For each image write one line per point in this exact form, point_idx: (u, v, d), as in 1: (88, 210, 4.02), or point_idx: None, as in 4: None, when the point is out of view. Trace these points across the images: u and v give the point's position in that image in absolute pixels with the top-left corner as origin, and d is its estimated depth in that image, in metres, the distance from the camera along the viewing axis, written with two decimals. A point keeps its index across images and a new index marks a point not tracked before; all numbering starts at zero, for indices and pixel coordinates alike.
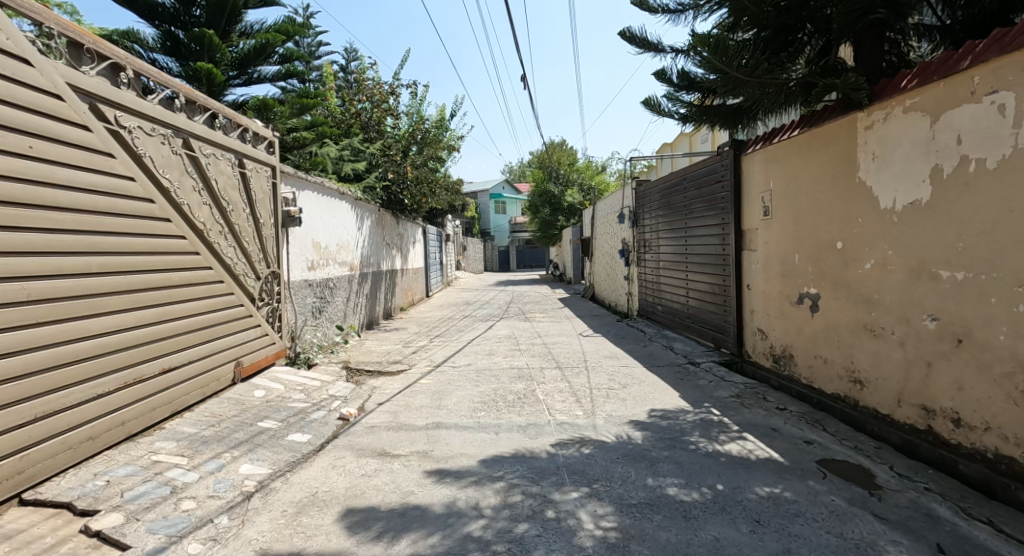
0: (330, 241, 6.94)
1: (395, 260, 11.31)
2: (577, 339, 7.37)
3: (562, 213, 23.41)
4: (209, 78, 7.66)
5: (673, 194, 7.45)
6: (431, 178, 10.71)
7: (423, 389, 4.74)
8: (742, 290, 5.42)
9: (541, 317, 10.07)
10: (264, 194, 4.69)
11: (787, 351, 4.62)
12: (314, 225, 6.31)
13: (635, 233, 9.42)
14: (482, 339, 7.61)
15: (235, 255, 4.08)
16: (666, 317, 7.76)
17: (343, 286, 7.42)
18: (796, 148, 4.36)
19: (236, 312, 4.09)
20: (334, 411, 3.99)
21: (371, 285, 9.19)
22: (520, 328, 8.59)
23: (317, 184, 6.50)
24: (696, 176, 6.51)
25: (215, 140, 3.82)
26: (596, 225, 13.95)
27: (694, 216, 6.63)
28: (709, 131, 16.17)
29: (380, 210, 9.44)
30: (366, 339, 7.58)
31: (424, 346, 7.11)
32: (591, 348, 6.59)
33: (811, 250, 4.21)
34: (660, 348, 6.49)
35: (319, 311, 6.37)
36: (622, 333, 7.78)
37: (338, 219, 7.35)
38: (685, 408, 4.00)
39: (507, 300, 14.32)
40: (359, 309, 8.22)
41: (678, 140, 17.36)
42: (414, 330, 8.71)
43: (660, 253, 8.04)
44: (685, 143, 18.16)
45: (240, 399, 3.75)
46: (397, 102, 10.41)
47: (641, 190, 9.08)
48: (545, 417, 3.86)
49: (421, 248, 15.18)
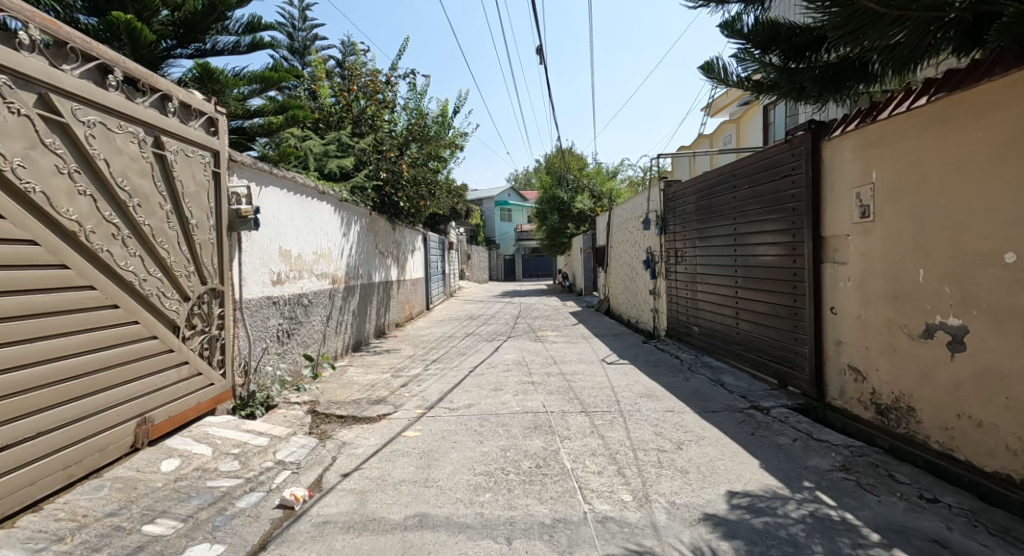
0: (302, 249, 5.78)
1: (389, 270, 10.15)
2: (600, 367, 6.15)
3: (572, 220, 22.28)
4: (132, 33, 6.60)
5: (715, 193, 6.26)
6: (428, 178, 9.57)
7: (407, 449, 3.54)
8: (823, 313, 4.22)
9: (555, 337, 8.85)
10: (199, 187, 3.54)
11: (900, 402, 3.40)
12: (279, 230, 5.16)
13: (663, 242, 8.23)
14: (486, 366, 6.41)
15: (142, 268, 2.92)
16: (707, 342, 6.53)
17: (320, 303, 6.24)
18: (920, 124, 3.19)
19: (142, 348, 2.92)
20: (275, 493, 2.80)
21: (360, 300, 8.02)
22: (530, 352, 7.38)
23: (287, 180, 5.36)
24: (750, 171, 5.33)
25: (110, 105, 2.68)
26: (613, 232, 12.75)
27: (746, 219, 5.45)
28: (734, 131, 15.08)
29: (370, 213, 8.29)
30: (349, 367, 6.39)
31: (416, 377, 5.91)
32: (620, 383, 5.37)
33: (948, 264, 3.02)
34: (706, 383, 5.27)
35: (285, 335, 5.21)
36: (653, 360, 6.57)
37: (316, 223, 6.19)
38: (779, 492, 2.78)
39: (514, 314, 13.15)
40: (341, 330, 7.04)
41: (698, 143, 16.25)
42: (408, 353, 7.52)
43: (697, 264, 6.83)
44: (704, 146, 17.07)
45: (132, 480, 2.58)
46: (394, 94, 9.31)
47: (672, 192, 7.89)
48: (577, 508, 2.66)
49: (421, 257, 14.03)
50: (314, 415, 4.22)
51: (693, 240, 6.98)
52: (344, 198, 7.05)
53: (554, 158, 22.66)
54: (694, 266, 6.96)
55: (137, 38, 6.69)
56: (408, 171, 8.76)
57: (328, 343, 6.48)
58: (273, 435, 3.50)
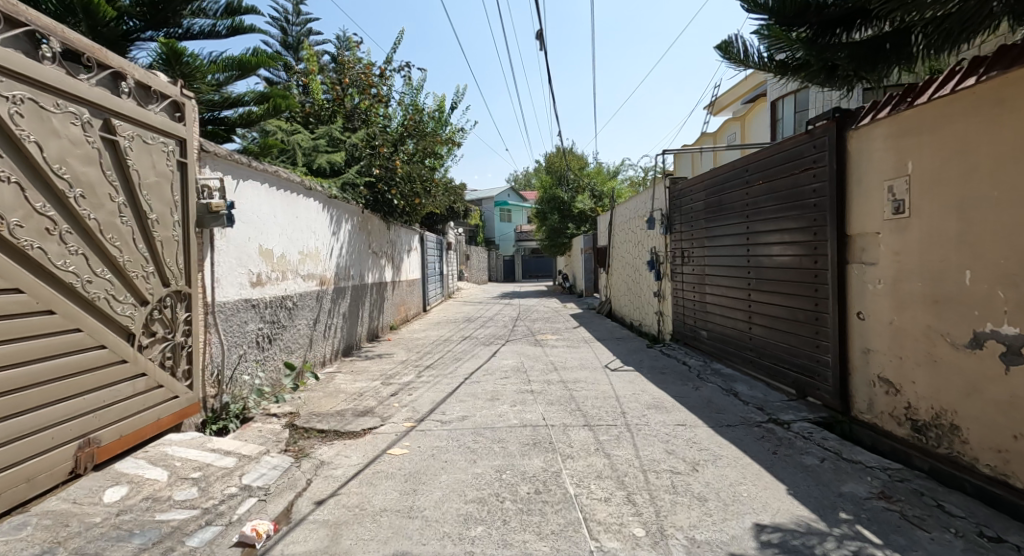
0: (286, 248, 5.42)
1: (384, 270, 9.81)
2: (604, 374, 5.80)
3: (572, 220, 21.95)
4: (88, 10, 6.23)
5: (725, 189, 5.92)
6: (423, 175, 9.23)
7: (392, 470, 3.17)
8: (848, 319, 3.87)
9: (555, 341, 8.50)
10: (162, 178, 3.19)
11: (941, 419, 3.05)
12: (260, 228, 4.81)
13: (669, 241, 7.88)
14: (482, 373, 6.06)
15: (86, 268, 2.57)
16: (716, 347, 6.18)
17: (306, 306, 5.89)
18: (968, 109, 2.84)
19: (88, 359, 2.57)
20: (235, 527, 2.43)
21: (351, 303, 7.67)
22: (529, 357, 7.02)
23: (269, 174, 5.01)
24: (765, 165, 4.98)
25: (42, 80, 2.33)
26: (615, 232, 12.41)
27: (760, 217, 5.10)
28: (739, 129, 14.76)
29: (362, 211, 7.94)
30: (337, 374, 6.03)
31: (407, 385, 5.55)
32: (625, 392, 5.02)
33: (1001, 266, 2.68)
34: (718, 392, 4.92)
35: (266, 341, 4.85)
36: (660, 366, 6.22)
37: (302, 220, 5.84)
38: (813, 526, 2.43)
39: (513, 316, 12.80)
40: (330, 334, 6.68)
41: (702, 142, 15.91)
42: (401, 358, 7.16)
43: (705, 265, 6.49)
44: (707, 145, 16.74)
45: (65, 515, 2.22)
46: (388, 88, 8.98)
47: (677, 189, 7.55)
48: (582, 546, 2.31)
49: (418, 257, 13.68)
50: (293, 430, 3.86)
51: (700, 240, 6.63)
52: (333, 194, 6.70)
53: (554, 157, 22.34)
54: (702, 267, 6.61)
55: (95, 14, 6.32)
56: (403, 167, 8.41)
57: (315, 348, 6.13)
58: (242, 454, 3.14)
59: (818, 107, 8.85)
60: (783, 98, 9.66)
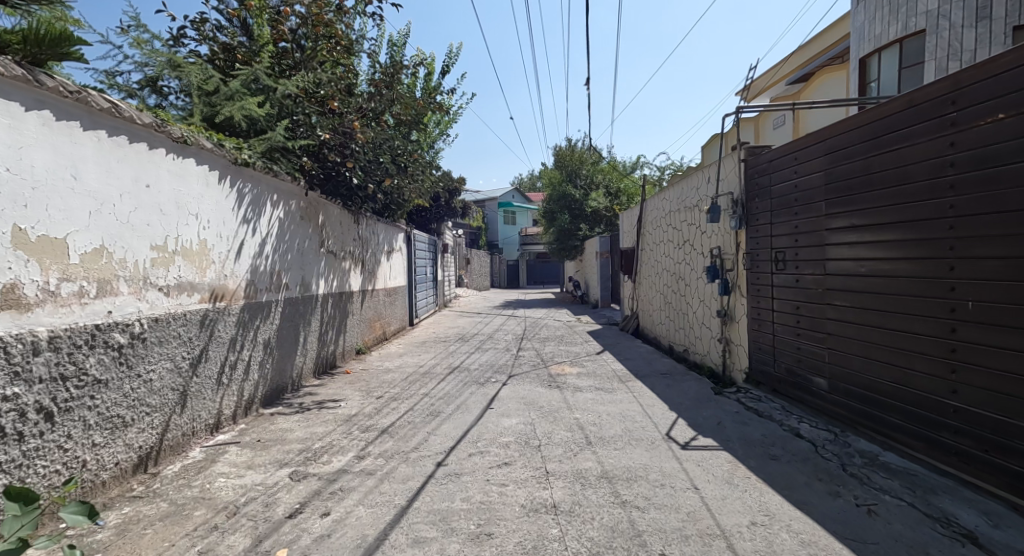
0: (119, 241, 3.05)
1: (346, 277, 7.47)
2: (674, 465, 3.38)
3: (584, 221, 19.55)
4: None
5: (877, 146, 3.57)
6: (398, 150, 6.84)
7: None
8: None
9: (577, 379, 6.09)
10: None
11: None
12: (23, 198, 2.44)
13: (746, 238, 5.50)
14: (466, 454, 3.64)
15: None
16: (853, 408, 3.81)
17: (170, 341, 3.50)
18: None
19: None
20: None
21: (280, 324, 5.29)
22: (543, 414, 4.61)
23: (68, 98, 2.67)
24: (1015, 82, 2.64)
25: None
26: (647, 230, 9.98)
27: (988, 187, 2.76)
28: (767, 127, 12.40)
29: (298, 186, 5.57)
30: (224, 456, 3.62)
31: (331, 486, 3.13)
32: (738, 525, 2.60)
33: None
34: (925, 529, 2.49)
35: (32, 421, 2.47)
36: (759, 442, 3.79)
37: (165, 195, 3.47)
38: None
39: (516, 334, 10.41)
40: (229, 379, 4.29)
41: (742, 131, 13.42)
42: (348, 412, 4.78)
43: (826, 271, 4.13)
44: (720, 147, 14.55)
45: None
46: (349, 30, 6.62)
47: (762, 160, 5.19)
48: None
49: (402, 259, 11.34)
50: None
51: (813, 232, 4.29)
52: (241, 159, 4.33)
53: (565, 150, 19.95)
54: (816, 275, 4.26)
55: None
56: (368, 135, 6.02)
57: (189, 410, 3.71)
58: None
59: (940, 57, 6.43)
60: (882, 50, 7.23)
